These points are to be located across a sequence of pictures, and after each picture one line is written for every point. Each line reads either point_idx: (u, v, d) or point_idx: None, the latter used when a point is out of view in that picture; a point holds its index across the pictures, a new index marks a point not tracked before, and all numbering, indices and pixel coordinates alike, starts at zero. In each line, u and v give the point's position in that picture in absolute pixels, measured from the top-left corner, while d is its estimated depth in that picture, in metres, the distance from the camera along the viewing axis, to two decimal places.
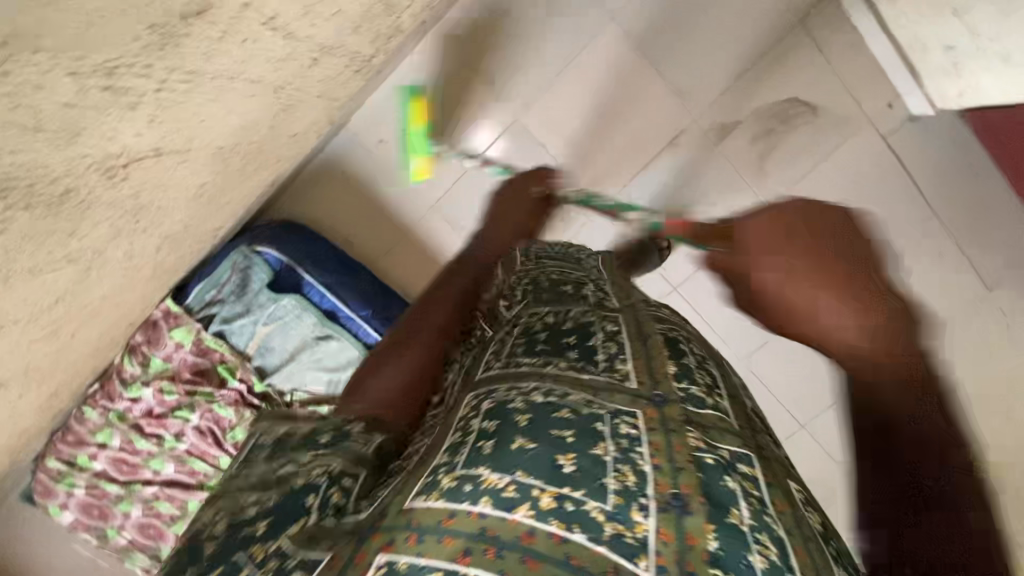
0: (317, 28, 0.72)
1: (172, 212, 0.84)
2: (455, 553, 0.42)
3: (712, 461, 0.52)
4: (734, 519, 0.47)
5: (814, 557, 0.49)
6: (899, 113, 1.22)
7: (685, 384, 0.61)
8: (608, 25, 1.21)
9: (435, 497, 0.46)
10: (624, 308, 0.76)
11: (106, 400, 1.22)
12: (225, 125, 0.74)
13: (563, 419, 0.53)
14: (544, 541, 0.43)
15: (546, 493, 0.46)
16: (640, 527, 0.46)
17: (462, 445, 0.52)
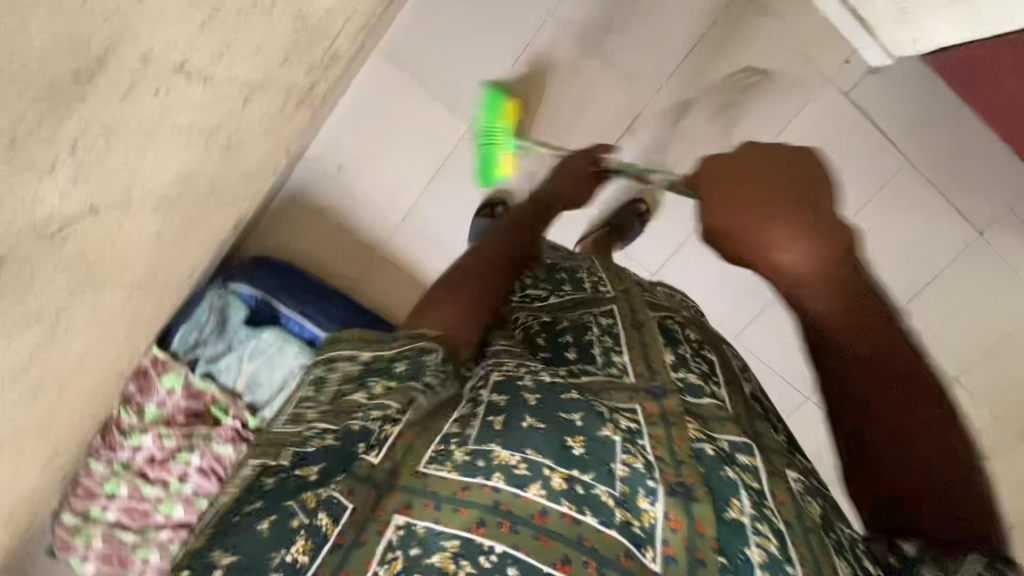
0: (238, 67, 0.74)
1: (132, 263, 0.86)
2: (469, 522, 0.49)
3: (711, 452, 0.60)
4: (733, 513, 0.55)
5: (812, 550, 0.55)
6: (858, 67, 1.20)
7: (682, 373, 0.71)
8: (546, 17, 1.17)
9: (447, 467, 0.52)
10: (618, 295, 0.86)
11: (109, 451, 1.25)
12: (165, 172, 0.76)
13: (571, 401, 0.58)
14: (556, 520, 0.50)
15: (557, 472, 0.52)
16: (647, 514, 0.53)
17: (472, 418, 0.57)
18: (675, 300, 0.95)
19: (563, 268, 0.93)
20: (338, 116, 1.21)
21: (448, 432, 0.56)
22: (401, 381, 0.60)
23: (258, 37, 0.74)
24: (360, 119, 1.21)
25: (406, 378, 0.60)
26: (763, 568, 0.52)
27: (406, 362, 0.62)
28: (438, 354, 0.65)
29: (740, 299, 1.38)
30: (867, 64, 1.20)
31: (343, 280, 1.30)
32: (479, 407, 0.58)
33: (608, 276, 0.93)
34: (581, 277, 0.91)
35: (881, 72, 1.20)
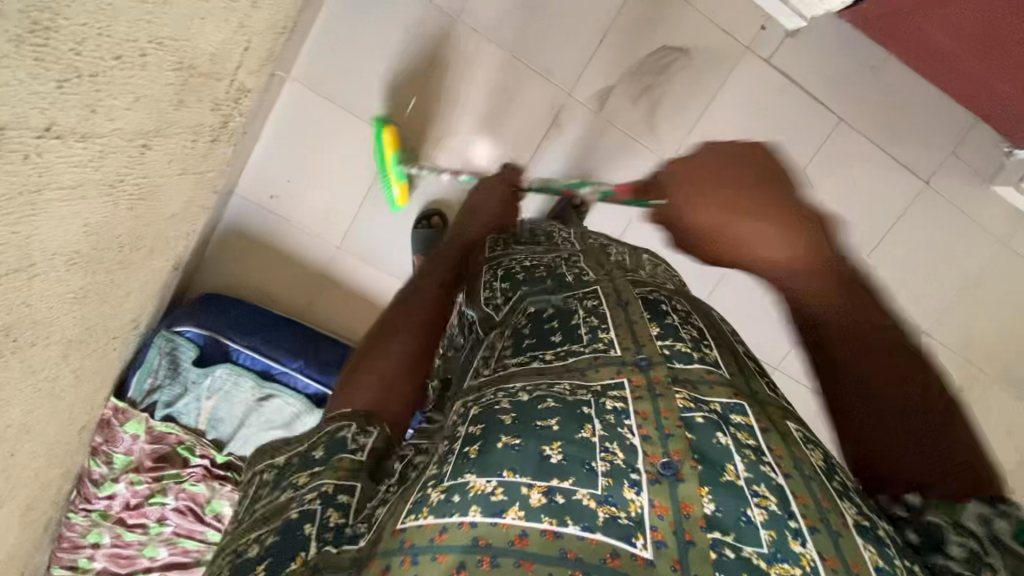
0: (120, 119, 0.74)
1: (57, 322, 0.87)
2: (450, 569, 0.41)
3: (703, 419, 0.53)
4: (729, 476, 0.49)
5: (817, 497, 0.49)
6: (775, 32, 1.20)
7: (669, 342, 0.63)
8: (454, 23, 1.17)
9: (425, 514, 0.45)
10: (601, 279, 0.77)
11: (84, 503, 1.26)
12: (69, 229, 0.77)
13: (548, 407, 0.52)
14: (539, 540, 0.43)
15: (534, 489, 0.46)
16: (633, 505, 0.46)
17: (448, 456, 0.51)
18: (659, 275, 0.89)
19: (533, 260, 0.84)
20: (262, 147, 1.21)
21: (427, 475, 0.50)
22: (321, 464, 0.54)
23: (138, 85, 0.74)
24: (283, 148, 1.22)
25: (329, 455, 0.55)
26: (766, 527, 0.46)
27: (323, 443, 0.57)
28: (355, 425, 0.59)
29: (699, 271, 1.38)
30: (783, 28, 1.19)
31: (292, 308, 1.31)
32: (456, 442, 0.53)
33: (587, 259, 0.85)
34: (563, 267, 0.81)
35: (799, 34, 1.20)
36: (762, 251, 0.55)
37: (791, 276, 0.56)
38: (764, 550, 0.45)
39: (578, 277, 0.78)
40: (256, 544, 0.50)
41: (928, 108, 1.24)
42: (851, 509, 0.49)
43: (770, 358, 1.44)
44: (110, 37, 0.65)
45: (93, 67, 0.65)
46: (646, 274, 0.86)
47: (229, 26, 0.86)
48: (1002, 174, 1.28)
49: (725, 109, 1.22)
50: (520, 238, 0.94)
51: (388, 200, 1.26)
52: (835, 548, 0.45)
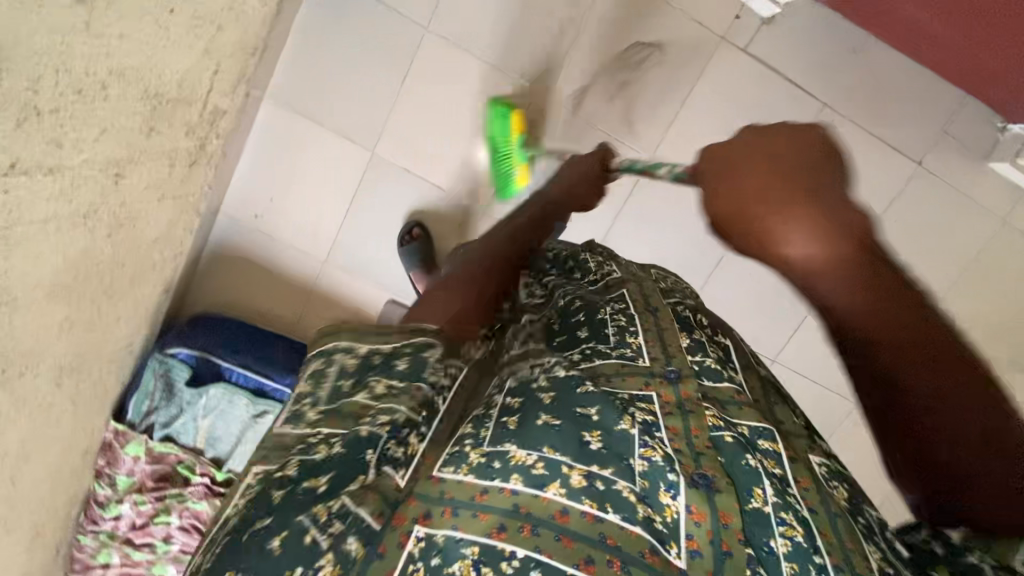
0: (88, 150, 0.76)
1: (45, 351, 0.89)
2: (490, 528, 0.43)
3: (732, 439, 0.53)
4: (756, 503, 0.50)
5: (842, 540, 0.49)
6: (750, 20, 1.18)
7: (699, 357, 0.64)
8: (425, 33, 1.16)
9: (464, 471, 0.46)
10: (630, 282, 0.77)
11: (93, 524, 1.26)
12: (45, 261, 0.79)
13: (586, 393, 0.52)
14: (578, 519, 0.44)
15: (575, 470, 0.46)
16: (669, 510, 0.47)
17: (487, 417, 0.52)
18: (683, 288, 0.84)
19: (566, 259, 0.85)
20: (244, 168, 1.23)
21: (465, 432, 0.51)
22: (404, 380, 0.54)
23: (103, 116, 0.76)
24: (264, 167, 1.23)
25: (410, 378, 0.54)
26: (788, 561, 0.47)
27: (408, 357, 0.56)
28: (441, 348, 0.58)
29: (690, 266, 1.36)
30: (758, 16, 1.17)
31: (283, 323, 1.34)
32: (495, 409, 0.52)
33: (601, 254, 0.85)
34: (587, 260, 0.83)
35: (775, 21, 1.18)
36: (776, 235, 0.45)
37: (805, 278, 0.46)
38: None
39: (606, 278, 0.78)
40: (323, 446, 0.50)
41: (915, 87, 1.21)
42: (875, 554, 0.49)
43: (767, 351, 1.41)
44: (69, 72, 0.67)
45: (54, 102, 0.67)
46: (671, 279, 0.84)
47: (195, 50, 0.86)
48: (997, 152, 1.24)
49: (704, 102, 1.21)
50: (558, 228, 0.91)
51: (371, 212, 1.27)
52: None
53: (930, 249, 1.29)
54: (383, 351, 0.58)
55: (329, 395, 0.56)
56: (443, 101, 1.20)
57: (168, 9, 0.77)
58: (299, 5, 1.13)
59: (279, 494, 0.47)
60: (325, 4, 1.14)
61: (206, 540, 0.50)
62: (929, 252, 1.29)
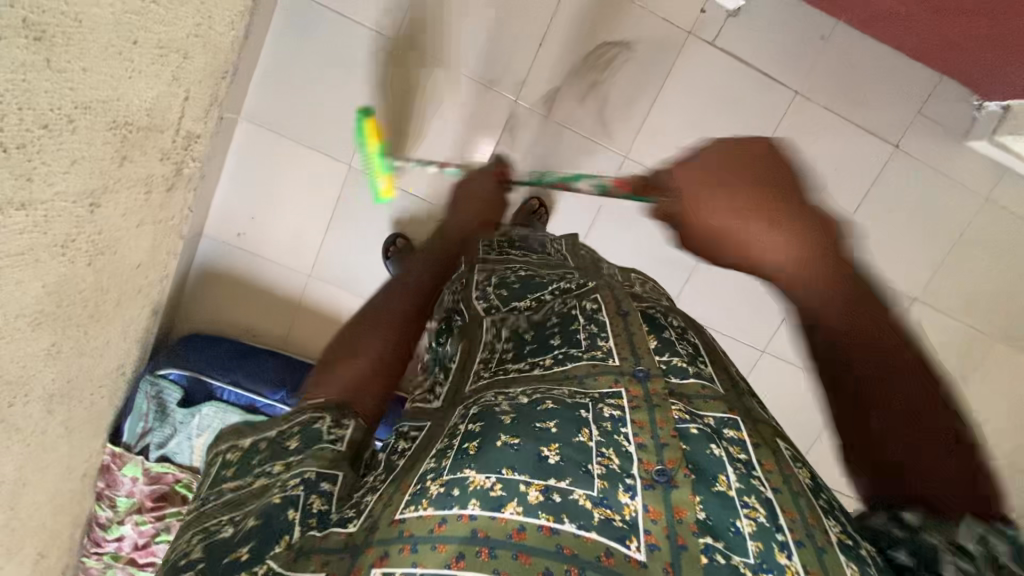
0: (60, 183, 0.78)
1: (34, 380, 0.91)
2: (449, 558, 0.40)
3: (697, 430, 0.51)
4: (720, 487, 0.46)
5: (804, 514, 0.47)
6: (716, 14, 1.18)
7: (665, 356, 0.60)
8: (394, 45, 1.18)
9: (424, 506, 0.44)
10: (601, 285, 0.75)
11: (95, 547, 1.28)
12: (26, 293, 0.81)
13: (546, 410, 0.51)
14: (536, 535, 0.41)
15: (533, 486, 0.44)
16: (628, 508, 0.44)
17: (449, 448, 0.50)
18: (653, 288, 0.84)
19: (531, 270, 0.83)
20: (224, 188, 1.25)
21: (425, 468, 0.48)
22: (300, 455, 0.52)
23: (73, 148, 0.77)
24: (243, 186, 1.25)
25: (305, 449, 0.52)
26: (753, 538, 0.44)
27: (299, 434, 0.55)
28: (331, 416, 0.56)
29: (673, 261, 1.35)
30: (724, 9, 1.17)
31: (272, 338, 1.36)
32: (455, 439, 0.51)
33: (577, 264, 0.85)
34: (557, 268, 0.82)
35: (741, 13, 1.18)
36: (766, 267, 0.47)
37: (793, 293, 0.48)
38: (750, 561, 0.42)
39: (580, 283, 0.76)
40: (231, 527, 0.48)
41: (887, 70, 1.21)
42: (837, 529, 0.47)
43: (756, 342, 1.41)
44: (32, 109, 0.68)
45: (19, 139, 0.68)
46: (640, 284, 0.82)
47: (162, 79, 0.88)
48: (974, 132, 1.24)
49: (675, 98, 1.21)
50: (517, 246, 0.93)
51: (351, 225, 1.28)
52: (819, 563, 0.43)
53: (911, 230, 1.28)
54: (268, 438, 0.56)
55: (225, 496, 0.52)
56: None
57: (131, 41, 0.79)
58: (268, 25, 1.14)
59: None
60: (292, 23, 1.16)
61: None
62: (912, 234, 1.28)
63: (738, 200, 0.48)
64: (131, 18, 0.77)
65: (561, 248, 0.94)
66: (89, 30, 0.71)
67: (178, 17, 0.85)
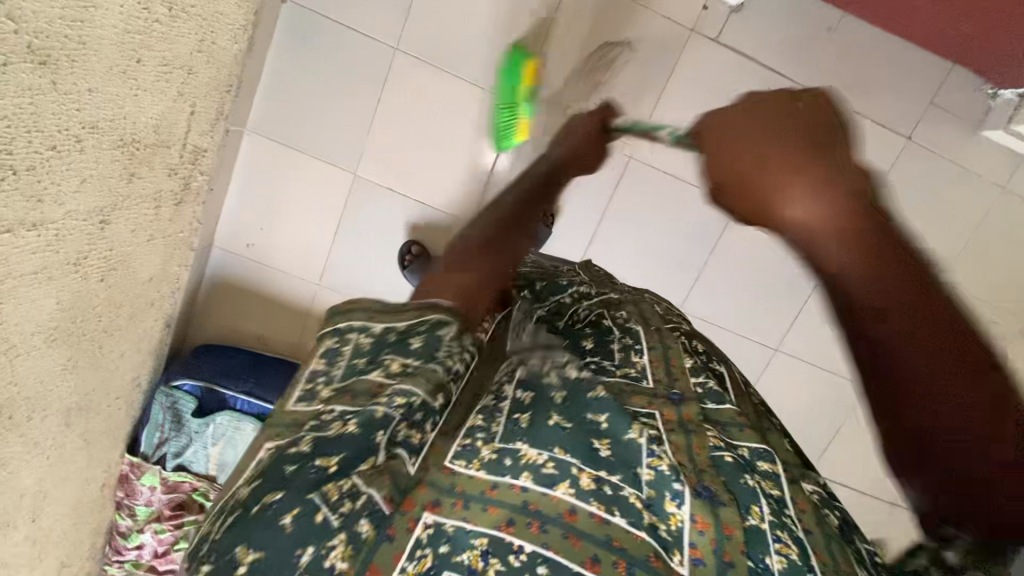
0: (70, 203, 0.79)
1: (51, 396, 0.93)
2: (498, 521, 0.42)
3: (732, 459, 0.50)
4: (754, 520, 0.46)
5: (837, 560, 0.46)
6: (718, 10, 1.16)
7: (700, 381, 0.60)
8: (394, 52, 1.18)
9: (475, 465, 0.45)
10: (627, 300, 0.75)
11: (117, 555, 1.30)
12: (41, 310, 0.82)
13: (597, 398, 0.50)
14: (587, 520, 0.42)
15: (585, 473, 0.44)
16: (674, 518, 0.44)
17: (498, 413, 0.49)
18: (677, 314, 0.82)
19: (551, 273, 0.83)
20: (233, 200, 1.27)
21: (474, 425, 0.48)
22: (419, 363, 0.50)
23: (81, 167, 0.79)
24: (251, 197, 1.26)
25: (424, 358, 0.50)
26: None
27: (422, 334, 0.52)
28: (456, 327, 0.53)
29: (680, 263, 1.34)
30: (727, 4, 1.16)
31: (281, 347, 1.38)
32: (503, 402, 0.50)
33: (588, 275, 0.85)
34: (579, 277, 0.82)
35: (744, 8, 1.16)
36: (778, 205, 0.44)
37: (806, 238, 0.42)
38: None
39: (607, 296, 0.76)
40: (336, 423, 0.46)
41: (896, 61, 1.18)
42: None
43: (770, 341, 1.39)
44: (39, 132, 0.69)
45: (27, 162, 0.70)
46: (664, 309, 0.82)
47: (166, 95, 0.89)
48: (990, 119, 1.21)
49: (679, 97, 1.20)
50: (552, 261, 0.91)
51: (359, 236, 1.30)
52: None
53: (927, 223, 1.25)
54: (397, 328, 0.54)
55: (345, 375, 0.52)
56: (417, 118, 1.22)
57: (135, 59, 0.80)
58: (272, 37, 1.15)
59: (292, 469, 0.43)
60: (295, 34, 1.16)
61: (219, 505, 0.47)
62: (927, 227, 1.25)
63: (753, 159, 0.47)
64: (133, 38, 0.78)
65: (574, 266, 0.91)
66: (93, 51, 0.73)
67: (181, 33, 0.87)
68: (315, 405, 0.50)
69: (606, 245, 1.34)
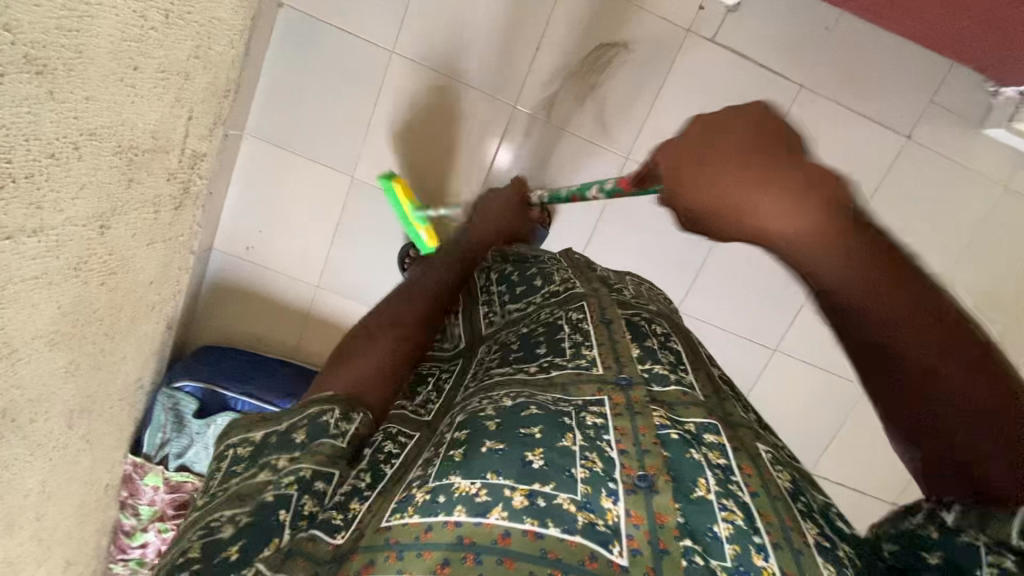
0: (69, 209, 0.81)
1: (54, 398, 0.94)
2: (434, 565, 0.39)
3: (678, 436, 0.50)
4: (699, 492, 0.46)
5: (782, 518, 0.46)
6: (716, 9, 1.16)
7: (648, 364, 0.60)
8: (393, 56, 1.18)
9: (410, 513, 0.43)
10: (589, 290, 0.75)
11: (122, 553, 1.31)
12: (42, 315, 0.83)
13: (529, 415, 0.50)
14: (520, 539, 0.40)
15: (517, 492, 0.43)
16: (610, 513, 0.43)
17: (434, 458, 0.49)
18: (645, 293, 0.83)
19: (521, 272, 0.82)
20: (232, 204, 1.28)
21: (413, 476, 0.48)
22: (304, 447, 0.52)
23: (80, 174, 0.80)
24: (250, 200, 1.28)
25: (310, 438, 0.52)
26: (730, 543, 0.43)
27: (304, 427, 0.54)
28: (341, 408, 0.56)
29: (677, 263, 1.34)
30: (724, 4, 1.15)
31: (281, 350, 1.40)
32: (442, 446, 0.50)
33: (561, 263, 0.85)
34: (552, 270, 0.81)
35: (742, 8, 1.15)
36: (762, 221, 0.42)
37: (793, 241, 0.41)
38: (727, 565, 0.42)
39: (565, 284, 0.77)
40: (228, 522, 0.46)
41: (896, 60, 1.17)
42: (812, 530, 0.46)
43: (767, 341, 1.39)
44: (38, 140, 0.70)
45: (27, 169, 0.71)
46: (632, 291, 0.81)
47: (163, 101, 0.90)
48: (991, 117, 1.20)
49: (675, 98, 1.20)
50: (526, 252, 0.89)
51: (358, 237, 1.30)
52: (794, 563, 0.42)
53: (927, 224, 1.24)
54: (279, 428, 0.55)
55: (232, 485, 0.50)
56: (416, 122, 1.22)
57: (131, 67, 0.81)
58: (269, 42, 1.16)
59: None
60: (292, 38, 1.17)
61: None
62: (928, 228, 1.25)
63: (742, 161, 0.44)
64: (130, 46, 0.79)
65: (551, 254, 0.90)
66: (89, 60, 0.74)
67: (177, 39, 0.87)
68: (201, 513, 0.49)
69: (604, 245, 1.33)
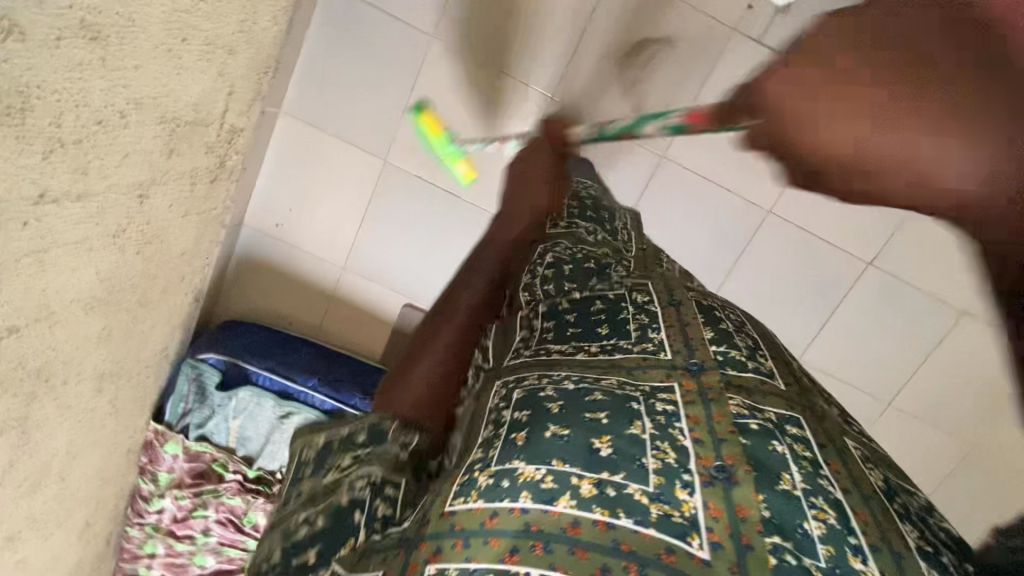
0: (113, 176, 0.82)
1: (86, 361, 0.96)
2: (501, 553, 0.39)
3: (757, 426, 0.48)
4: (785, 486, 0.43)
5: (877, 517, 0.43)
6: (764, 10, 1.13)
7: (722, 348, 0.59)
8: (432, 41, 1.18)
9: (474, 497, 0.44)
10: (654, 279, 0.76)
11: (138, 517, 1.32)
12: (80, 280, 0.85)
13: (595, 400, 0.50)
14: (590, 529, 0.40)
15: (585, 480, 0.43)
16: (687, 504, 0.42)
17: (495, 439, 0.50)
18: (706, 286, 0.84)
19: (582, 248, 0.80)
20: (265, 179, 1.28)
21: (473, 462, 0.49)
22: (369, 450, 0.53)
23: (125, 143, 0.81)
24: (282, 178, 1.28)
25: (374, 444, 0.53)
26: (824, 543, 0.40)
27: (367, 430, 0.55)
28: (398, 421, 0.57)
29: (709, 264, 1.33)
30: (772, 5, 1.13)
31: (307, 326, 1.42)
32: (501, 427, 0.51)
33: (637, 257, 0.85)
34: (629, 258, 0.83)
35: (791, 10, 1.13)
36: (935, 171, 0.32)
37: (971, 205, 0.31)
38: (823, 565, 0.39)
39: (627, 275, 0.75)
40: (305, 524, 0.45)
41: None
42: (913, 535, 0.43)
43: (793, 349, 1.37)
44: (86, 106, 0.71)
45: (75, 134, 0.72)
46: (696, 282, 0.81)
47: (207, 75, 0.90)
48: None
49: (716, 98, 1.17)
50: (586, 217, 0.91)
51: (385, 219, 1.30)
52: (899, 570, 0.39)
53: None
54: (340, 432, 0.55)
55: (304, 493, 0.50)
56: (452, 106, 1.21)
57: (180, 39, 0.81)
58: (310, 20, 1.16)
59: None
60: (333, 17, 1.16)
61: None
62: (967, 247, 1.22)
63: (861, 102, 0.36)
64: (179, 17, 0.79)
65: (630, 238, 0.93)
66: (140, 29, 0.74)
67: (225, 14, 0.88)
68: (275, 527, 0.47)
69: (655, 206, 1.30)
